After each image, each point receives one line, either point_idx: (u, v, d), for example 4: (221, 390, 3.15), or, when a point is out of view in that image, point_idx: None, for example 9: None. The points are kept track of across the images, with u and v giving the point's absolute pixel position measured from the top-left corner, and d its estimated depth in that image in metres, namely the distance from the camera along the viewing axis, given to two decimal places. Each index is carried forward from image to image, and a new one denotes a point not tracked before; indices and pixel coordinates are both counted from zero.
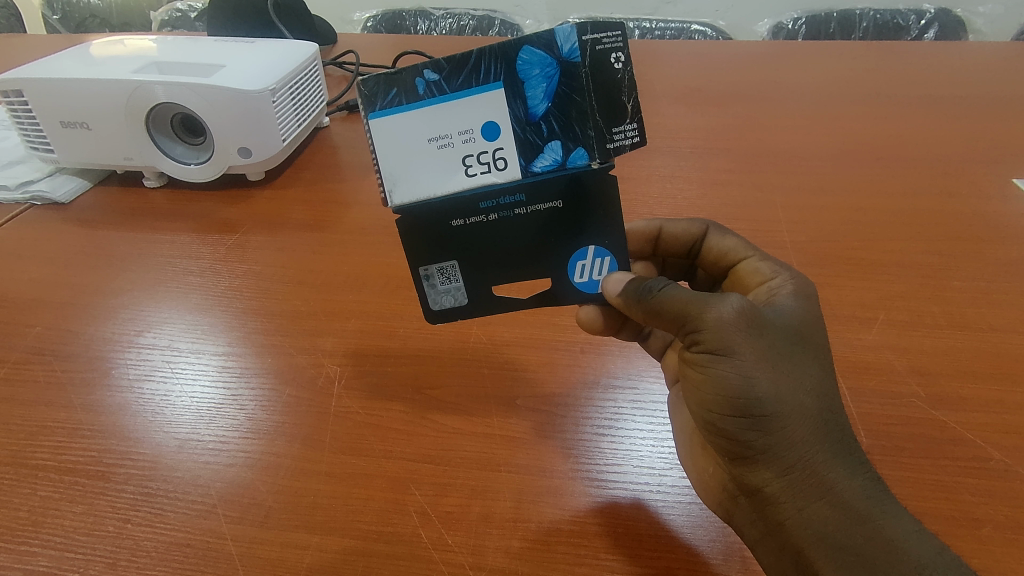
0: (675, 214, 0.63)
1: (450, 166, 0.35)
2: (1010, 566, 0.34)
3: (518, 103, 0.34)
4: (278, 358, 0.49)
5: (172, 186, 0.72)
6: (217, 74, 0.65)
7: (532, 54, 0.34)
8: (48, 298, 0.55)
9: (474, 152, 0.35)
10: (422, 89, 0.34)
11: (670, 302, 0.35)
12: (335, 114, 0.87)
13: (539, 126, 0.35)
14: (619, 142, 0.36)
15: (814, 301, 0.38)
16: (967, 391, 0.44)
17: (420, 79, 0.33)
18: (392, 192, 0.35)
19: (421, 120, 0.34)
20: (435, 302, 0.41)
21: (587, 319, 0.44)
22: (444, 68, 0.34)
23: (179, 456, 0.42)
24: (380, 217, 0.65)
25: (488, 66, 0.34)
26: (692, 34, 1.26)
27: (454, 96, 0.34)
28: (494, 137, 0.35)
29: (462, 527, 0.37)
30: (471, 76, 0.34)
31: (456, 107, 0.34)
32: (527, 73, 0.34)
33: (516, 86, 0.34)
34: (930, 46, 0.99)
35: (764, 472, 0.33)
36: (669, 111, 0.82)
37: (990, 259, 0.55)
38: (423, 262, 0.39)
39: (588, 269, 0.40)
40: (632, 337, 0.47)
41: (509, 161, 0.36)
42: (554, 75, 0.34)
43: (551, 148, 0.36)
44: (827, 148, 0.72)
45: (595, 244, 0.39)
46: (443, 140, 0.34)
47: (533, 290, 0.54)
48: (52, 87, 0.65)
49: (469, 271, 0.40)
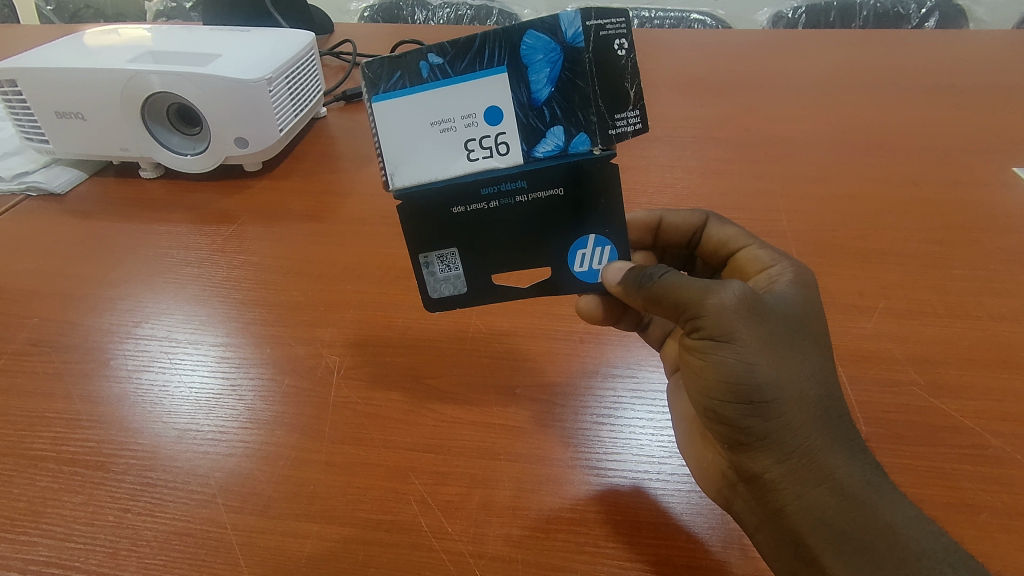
0: (675, 203, 0.62)
1: (452, 151, 0.35)
2: (1009, 552, 0.34)
3: (521, 88, 0.34)
4: (278, 349, 0.48)
5: (169, 177, 0.71)
6: (213, 64, 0.65)
7: (536, 39, 0.33)
8: (45, 289, 0.55)
9: (476, 137, 0.35)
10: (426, 72, 0.33)
11: (671, 288, 0.35)
12: (332, 104, 0.86)
13: (543, 112, 0.35)
14: (623, 129, 0.35)
15: (813, 290, 0.38)
16: (965, 379, 0.43)
17: (424, 63, 0.33)
18: (392, 175, 0.35)
19: (424, 102, 0.34)
20: (434, 290, 0.40)
21: (586, 309, 0.44)
22: (447, 51, 0.33)
23: (178, 446, 0.42)
24: (377, 207, 0.65)
25: (492, 51, 0.33)
26: (692, 24, 1.25)
27: (458, 79, 0.34)
28: (497, 121, 0.35)
29: (462, 515, 0.37)
30: (474, 60, 0.34)
31: (458, 91, 0.34)
32: (530, 58, 0.34)
33: (519, 70, 0.34)
34: (930, 35, 0.98)
35: (763, 458, 0.33)
36: (669, 101, 0.81)
37: (990, 247, 0.55)
38: (423, 249, 0.39)
39: (588, 258, 0.40)
40: (631, 327, 0.47)
41: (512, 146, 0.35)
42: (558, 61, 0.34)
43: (554, 133, 0.35)
44: (827, 137, 0.72)
45: (595, 233, 0.39)
46: (446, 124, 0.34)
47: (533, 279, 0.54)
48: (46, 77, 0.64)
49: (469, 259, 0.39)
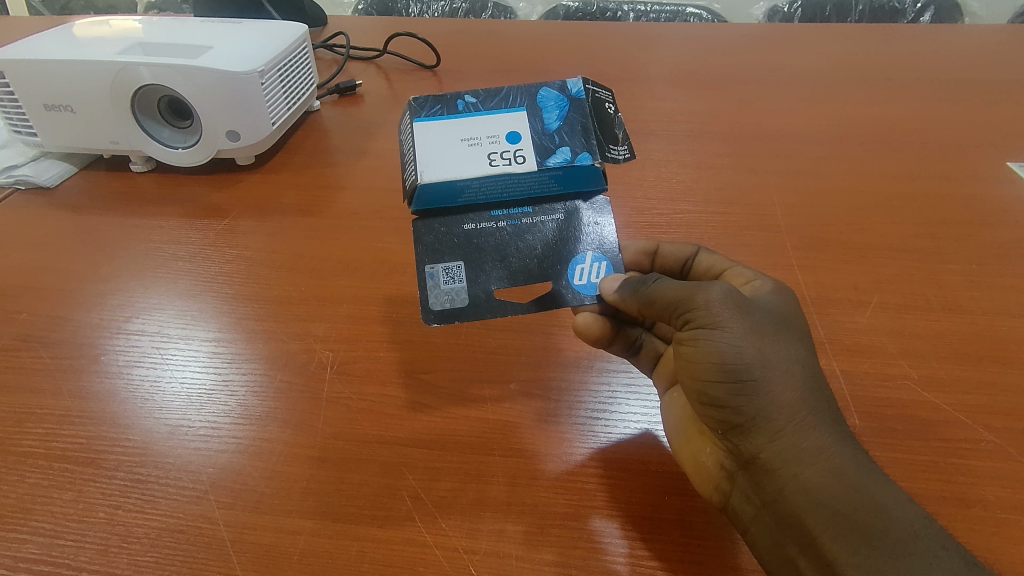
0: (670, 197, 0.62)
1: (477, 161, 0.38)
2: (1002, 547, 0.34)
3: (536, 120, 0.40)
4: (270, 344, 0.48)
5: (160, 171, 0.71)
6: (204, 56, 0.64)
7: (548, 91, 0.40)
8: (34, 284, 0.54)
9: (498, 151, 0.39)
10: (463, 107, 0.39)
11: (662, 292, 0.36)
12: (325, 98, 0.85)
13: (554, 137, 0.40)
14: (616, 156, 0.41)
15: (792, 296, 0.39)
16: (958, 373, 0.44)
17: (461, 100, 0.39)
18: (421, 173, 0.38)
19: (458, 124, 0.39)
20: (435, 302, 0.40)
21: (584, 324, 0.43)
22: (480, 96, 0.40)
23: (169, 442, 0.41)
24: (370, 201, 0.64)
25: (516, 97, 0.40)
26: (687, 17, 1.23)
27: (488, 111, 0.39)
28: (516, 140, 0.39)
29: (455, 511, 0.37)
30: (502, 102, 0.40)
31: (487, 119, 0.39)
32: (543, 103, 0.40)
33: (535, 109, 0.40)
34: (926, 28, 0.98)
35: (757, 439, 0.33)
36: (663, 94, 0.81)
37: (984, 242, 0.55)
38: (431, 259, 0.40)
39: (587, 272, 0.41)
40: (622, 353, 0.45)
41: (527, 158, 0.39)
42: (566, 106, 0.40)
43: (562, 150, 0.39)
44: (822, 130, 0.72)
45: (592, 249, 0.41)
46: (474, 140, 0.39)
47: (532, 292, 0.49)
48: (34, 68, 0.63)
49: (473, 270, 0.40)
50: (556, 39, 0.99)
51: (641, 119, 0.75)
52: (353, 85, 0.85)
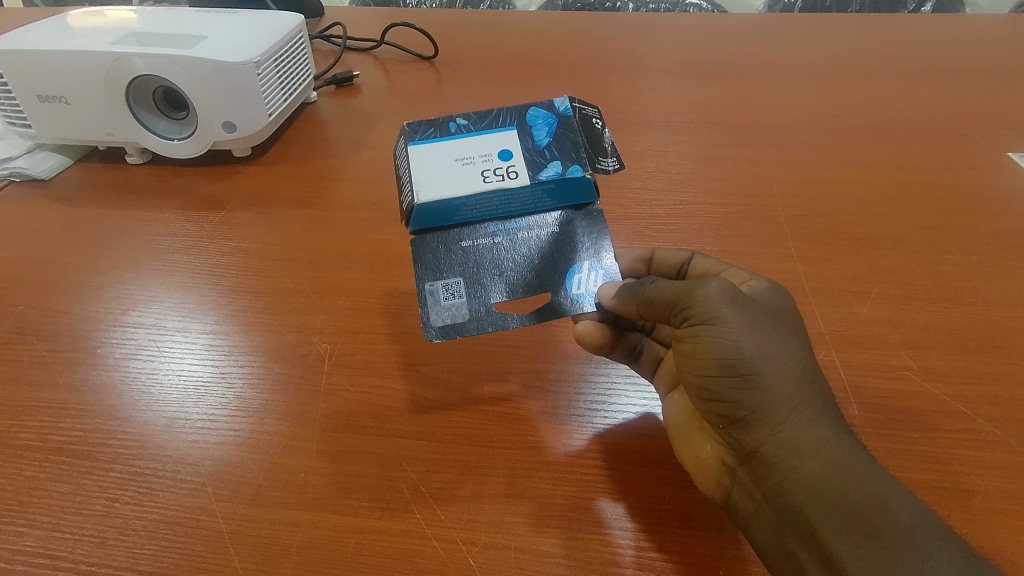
0: (669, 188, 0.61)
1: (470, 179, 0.39)
2: (1000, 537, 0.34)
3: (526, 138, 0.40)
4: (267, 336, 0.48)
5: (156, 162, 0.70)
6: (199, 46, 0.63)
7: (537, 110, 0.41)
8: (31, 276, 0.54)
9: (491, 169, 0.39)
10: (454, 129, 0.40)
11: (660, 291, 0.36)
12: (323, 88, 0.84)
13: (545, 153, 0.40)
14: (606, 167, 0.41)
15: (787, 293, 0.39)
16: (957, 364, 0.43)
17: (453, 122, 0.40)
18: (417, 192, 0.38)
19: (450, 145, 0.40)
20: (436, 318, 0.39)
21: (587, 331, 0.43)
22: (471, 117, 0.41)
23: (167, 435, 0.41)
24: (367, 192, 0.64)
25: (505, 118, 0.41)
26: (688, 7, 1.22)
27: (479, 132, 0.40)
28: (508, 158, 0.40)
29: (454, 503, 0.37)
30: (492, 123, 0.41)
31: (479, 139, 0.40)
32: (532, 122, 0.41)
33: (524, 128, 0.41)
34: (928, 18, 0.97)
35: (758, 432, 0.33)
36: (664, 85, 0.80)
37: (985, 232, 0.54)
38: (430, 277, 0.40)
39: (585, 282, 0.41)
40: (622, 359, 0.45)
41: (520, 173, 0.39)
42: (554, 123, 0.41)
43: (554, 164, 0.40)
44: (823, 121, 0.71)
45: (589, 259, 0.41)
46: (468, 159, 0.39)
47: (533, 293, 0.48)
48: (27, 60, 0.63)
49: (473, 285, 0.40)
50: (554, 30, 0.98)
51: (640, 110, 0.75)
52: (350, 76, 0.84)
